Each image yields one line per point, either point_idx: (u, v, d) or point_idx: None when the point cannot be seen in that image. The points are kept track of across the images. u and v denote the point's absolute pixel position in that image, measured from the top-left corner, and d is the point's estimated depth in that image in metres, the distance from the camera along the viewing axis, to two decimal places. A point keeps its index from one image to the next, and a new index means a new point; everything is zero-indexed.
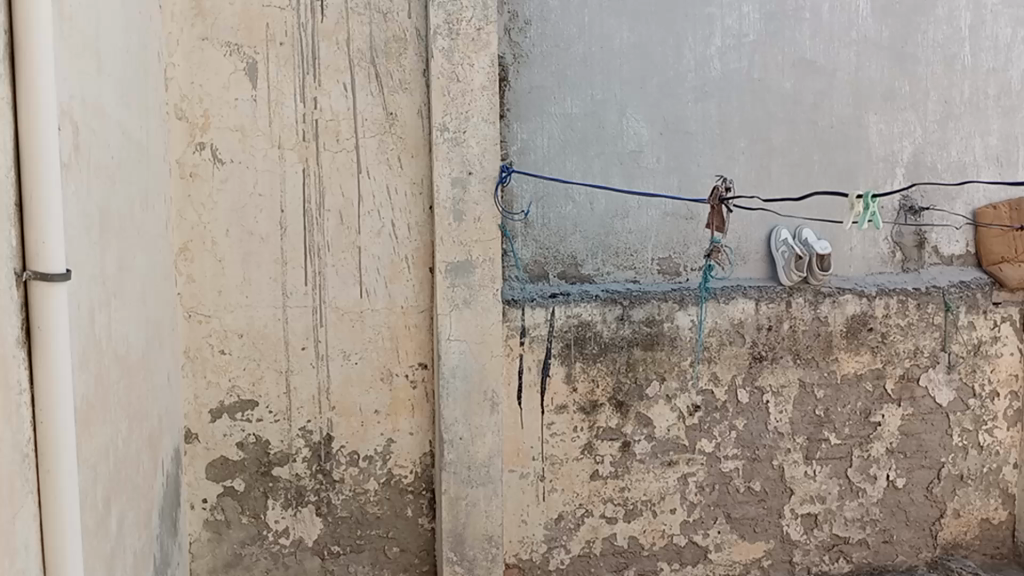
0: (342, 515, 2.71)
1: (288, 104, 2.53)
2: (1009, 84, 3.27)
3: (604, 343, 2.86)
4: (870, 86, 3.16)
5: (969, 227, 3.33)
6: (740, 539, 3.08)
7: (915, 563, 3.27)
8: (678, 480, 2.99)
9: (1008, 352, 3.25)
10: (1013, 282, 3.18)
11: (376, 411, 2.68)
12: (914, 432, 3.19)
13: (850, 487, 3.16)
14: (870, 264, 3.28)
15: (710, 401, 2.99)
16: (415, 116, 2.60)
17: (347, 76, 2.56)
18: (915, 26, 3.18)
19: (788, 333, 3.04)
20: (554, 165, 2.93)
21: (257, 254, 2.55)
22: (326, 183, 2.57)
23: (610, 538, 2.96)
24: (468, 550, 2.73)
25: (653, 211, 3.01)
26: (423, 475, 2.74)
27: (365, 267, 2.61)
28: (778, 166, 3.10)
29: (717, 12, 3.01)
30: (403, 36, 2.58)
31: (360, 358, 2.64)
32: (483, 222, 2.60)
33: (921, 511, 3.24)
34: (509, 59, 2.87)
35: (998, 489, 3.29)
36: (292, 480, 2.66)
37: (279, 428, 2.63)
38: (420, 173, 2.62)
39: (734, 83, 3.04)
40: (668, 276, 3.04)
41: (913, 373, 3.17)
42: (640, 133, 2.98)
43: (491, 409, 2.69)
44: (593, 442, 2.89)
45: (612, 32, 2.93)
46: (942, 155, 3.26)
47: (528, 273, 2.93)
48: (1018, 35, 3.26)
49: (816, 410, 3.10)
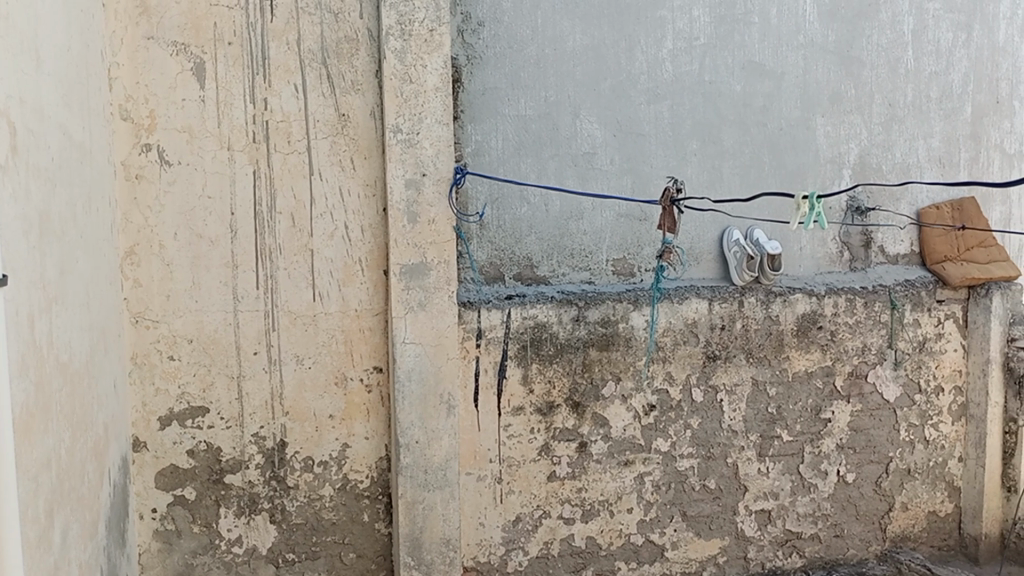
0: (297, 522, 2.67)
1: (237, 105, 2.49)
2: (950, 88, 3.37)
3: (560, 344, 2.87)
4: (818, 89, 3.23)
5: (913, 226, 3.43)
6: (695, 537, 3.12)
7: (866, 556, 3.34)
8: (634, 479, 3.01)
9: (952, 348, 3.36)
10: (956, 280, 3.29)
11: (330, 415, 2.64)
12: (863, 428, 3.26)
13: (802, 483, 3.22)
14: (819, 263, 3.34)
15: (665, 400, 3.01)
16: (368, 117, 2.58)
17: (298, 76, 2.52)
18: (860, 31, 3.25)
19: (740, 332, 3.08)
20: (508, 166, 2.93)
21: (207, 258, 2.50)
22: (278, 185, 2.53)
23: (568, 539, 2.96)
24: (426, 554, 2.71)
25: (607, 213, 3.03)
26: (378, 479, 2.72)
27: (318, 270, 2.58)
28: (729, 168, 3.15)
29: (668, 16, 3.03)
30: (355, 36, 2.55)
31: (314, 362, 2.61)
32: (437, 224, 2.59)
33: (871, 505, 3.31)
34: (462, 60, 2.85)
35: (944, 482, 3.40)
36: (245, 487, 2.61)
37: (231, 435, 2.58)
38: (373, 175, 2.60)
39: (685, 85, 3.07)
40: (623, 276, 3.06)
41: (861, 369, 3.24)
42: (594, 135, 3.00)
43: (447, 411, 2.68)
44: (550, 443, 2.89)
45: (565, 34, 2.94)
46: (887, 157, 3.34)
47: (484, 275, 2.92)
48: (958, 40, 3.37)
49: (769, 408, 3.15)
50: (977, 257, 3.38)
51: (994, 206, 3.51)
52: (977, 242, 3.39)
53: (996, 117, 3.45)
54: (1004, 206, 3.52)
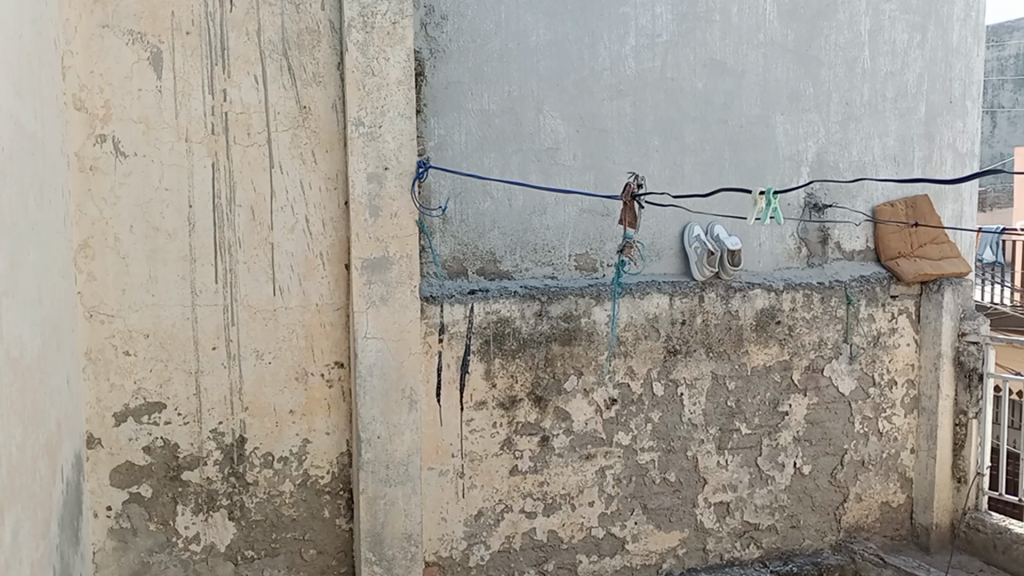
0: (256, 519, 2.64)
1: (196, 96, 2.44)
2: (905, 87, 3.46)
3: (523, 338, 2.87)
4: (778, 88, 3.27)
5: (868, 223, 3.52)
6: (656, 530, 3.15)
7: (821, 546, 3.42)
8: (596, 473, 3.03)
9: (905, 343, 3.49)
10: (909, 276, 3.41)
11: (290, 411, 2.62)
12: (819, 421, 3.35)
13: (760, 475, 3.29)
14: (778, 259, 3.39)
15: (627, 394, 3.04)
16: (329, 110, 2.56)
17: (258, 67, 2.49)
18: (819, 30, 3.31)
19: (700, 327, 3.13)
20: (471, 160, 2.90)
21: (164, 251, 2.46)
22: (237, 177, 2.50)
23: (530, 532, 2.97)
24: (387, 549, 2.69)
25: (570, 208, 3.04)
26: (340, 474, 2.71)
27: (278, 263, 2.55)
28: (691, 164, 3.19)
29: (631, 12, 3.04)
30: (317, 28, 2.53)
31: (273, 357, 2.58)
32: (400, 218, 2.58)
33: (826, 496, 3.40)
34: (426, 53, 2.80)
35: (896, 473, 3.52)
36: (203, 484, 2.57)
37: (189, 431, 2.54)
38: (335, 169, 2.58)
39: (648, 82, 3.09)
40: (585, 272, 3.08)
41: (818, 363, 3.33)
42: (557, 130, 2.99)
43: (409, 406, 2.67)
44: (513, 437, 2.90)
45: (529, 29, 2.92)
46: (843, 155, 3.41)
47: (447, 269, 2.89)
48: (913, 41, 3.45)
49: (728, 401, 3.20)
50: (928, 254, 3.51)
51: (947, 203, 3.61)
52: (929, 240, 3.52)
53: (948, 116, 3.56)
54: (956, 204, 3.62)
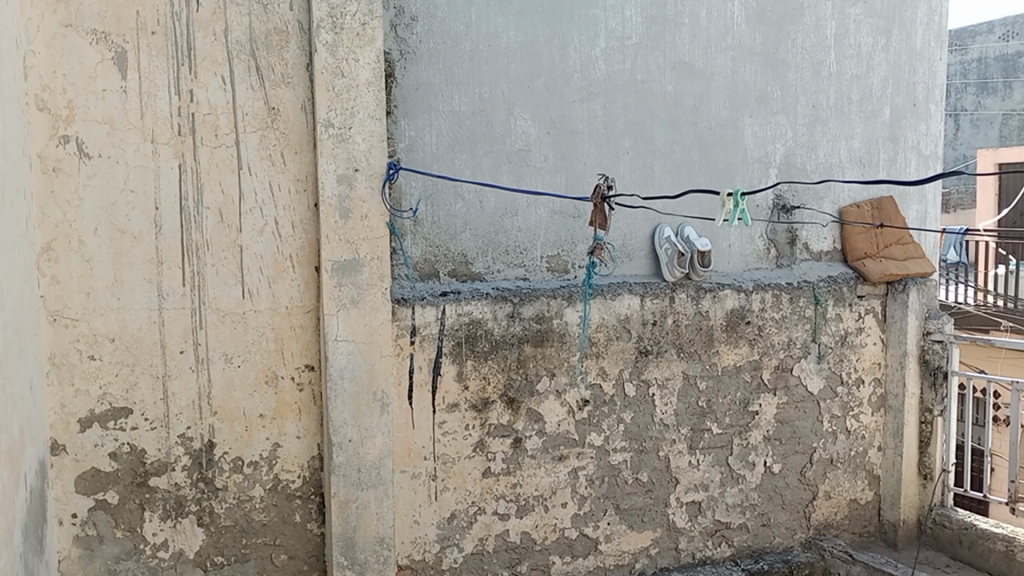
0: (226, 524, 2.61)
1: (162, 96, 2.41)
2: (870, 90, 3.52)
3: (495, 340, 2.87)
4: (746, 91, 3.31)
5: (835, 224, 3.57)
6: (628, 530, 3.16)
7: (791, 543, 3.46)
8: (568, 473, 3.03)
9: (871, 342, 3.55)
10: (875, 277, 3.48)
11: (260, 415, 2.60)
12: (788, 420, 3.40)
13: (731, 474, 3.32)
14: (747, 260, 3.42)
15: (599, 395, 3.05)
16: (298, 111, 2.54)
17: (226, 68, 2.46)
18: (786, 34, 3.35)
19: (671, 327, 3.16)
20: (442, 162, 2.88)
21: (130, 254, 2.42)
22: (205, 179, 2.47)
23: (503, 534, 2.96)
24: (359, 553, 2.66)
25: (541, 210, 3.04)
26: (311, 478, 2.68)
27: (247, 266, 2.53)
28: (661, 166, 3.21)
29: (601, 15, 3.05)
30: (285, 28, 2.51)
31: (242, 361, 2.56)
32: (370, 220, 2.57)
33: (795, 494, 3.44)
34: (395, 55, 2.78)
35: (864, 471, 3.58)
36: (171, 490, 2.54)
37: (156, 437, 2.50)
38: (305, 170, 2.56)
39: (618, 85, 3.10)
40: (557, 273, 3.08)
41: (787, 363, 3.38)
42: (528, 132, 2.99)
43: (380, 409, 2.65)
44: (485, 439, 2.89)
45: (499, 31, 2.91)
46: (810, 157, 3.46)
47: (418, 271, 2.87)
48: (877, 45, 3.51)
49: (699, 401, 3.23)
50: (894, 254, 3.57)
51: (911, 205, 3.67)
52: (895, 241, 3.58)
53: (912, 119, 3.62)
54: (921, 205, 3.69)
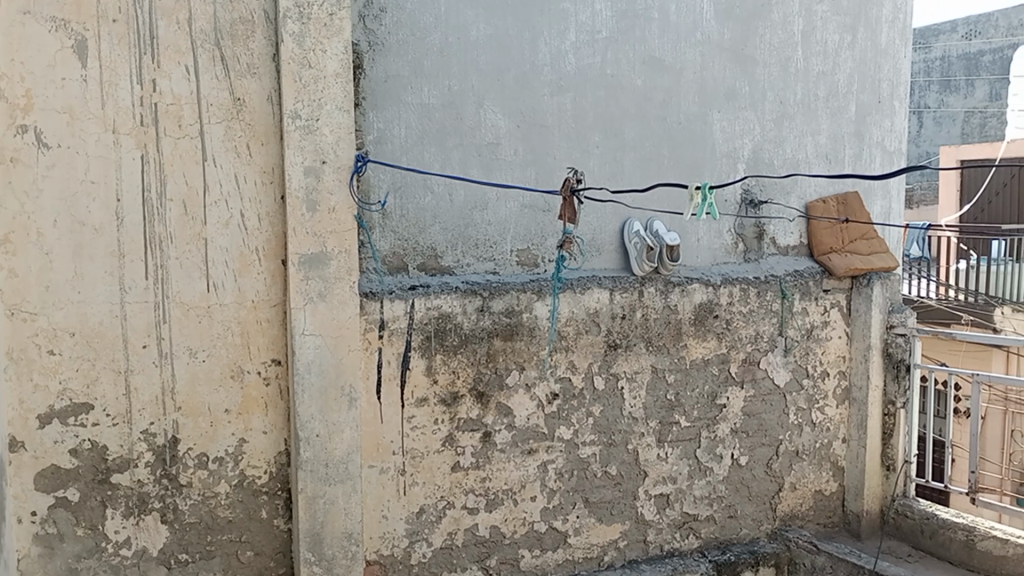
0: (190, 521, 2.57)
1: (123, 86, 2.36)
2: (836, 87, 3.56)
3: (464, 334, 2.86)
4: (715, 86, 3.33)
5: (802, 219, 3.61)
6: (597, 523, 3.18)
7: (757, 534, 3.51)
8: (537, 467, 3.04)
9: (836, 336, 3.62)
10: (841, 271, 3.54)
11: (226, 410, 2.56)
12: (755, 413, 3.44)
13: (699, 467, 3.35)
14: (716, 255, 3.44)
15: (568, 388, 3.06)
16: (264, 102, 2.51)
17: (190, 57, 2.42)
18: (754, 30, 3.37)
19: (640, 321, 3.18)
20: (411, 155, 2.84)
21: (91, 247, 2.37)
22: (168, 170, 2.42)
23: (472, 529, 2.95)
24: (327, 549, 2.64)
25: (511, 203, 3.02)
26: (277, 474, 2.66)
27: (212, 259, 2.49)
28: (630, 160, 3.21)
29: (571, 8, 3.04)
30: (250, 18, 2.48)
31: (207, 356, 2.52)
32: (338, 212, 2.55)
33: (762, 486, 3.49)
34: (364, 46, 2.72)
35: (829, 462, 3.64)
36: (133, 487, 2.49)
37: (118, 433, 2.45)
38: (271, 162, 2.53)
39: (588, 78, 3.10)
40: (527, 267, 3.07)
41: (754, 356, 3.42)
42: (498, 125, 2.97)
43: (348, 404, 2.63)
44: (454, 433, 2.88)
45: (469, 23, 2.88)
46: (778, 152, 3.49)
47: (386, 265, 2.83)
48: (844, 42, 3.55)
49: (668, 394, 3.26)
50: (859, 249, 3.63)
51: (876, 200, 3.73)
52: (859, 235, 3.64)
53: (878, 116, 3.68)
54: (884, 200, 3.75)
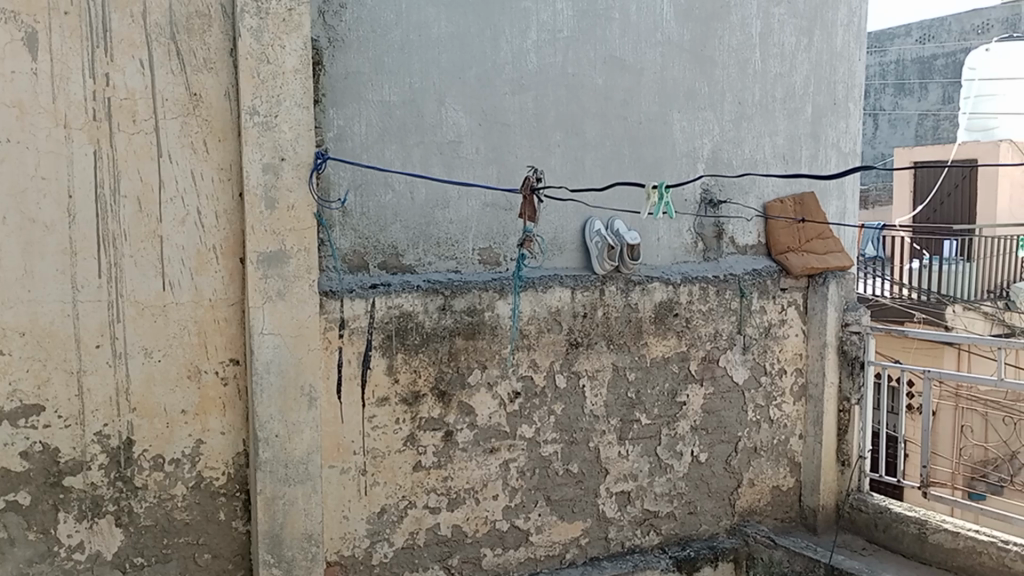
0: (146, 524, 2.52)
1: (75, 80, 2.30)
2: (793, 88, 3.62)
3: (425, 333, 2.85)
4: (675, 87, 3.36)
5: (760, 219, 3.66)
6: (559, 521, 3.19)
7: (717, 530, 3.56)
8: (499, 466, 3.04)
9: (793, 334, 3.68)
10: (798, 270, 3.60)
11: (182, 411, 2.52)
12: (714, 410, 3.48)
13: (659, 464, 3.38)
14: (676, 254, 3.47)
15: (530, 387, 3.07)
16: (222, 97, 2.48)
17: (144, 51, 2.37)
18: (713, 31, 3.41)
19: (601, 319, 3.20)
20: (372, 153, 2.82)
21: (41, 244, 2.31)
22: (122, 166, 2.37)
23: (434, 528, 2.94)
24: (286, 551, 2.61)
25: (473, 202, 3.01)
26: (236, 475, 2.63)
27: (168, 257, 2.45)
28: (591, 160, 3.23)
29: (532, 7, 3.05)
30: (207, 12, 2.44)
31: (163, 356, 2.47)
32: (297, 210, 2.53)
33: (721, 483, 3.54)
34: (323, 42, 2.69)
35: (786, 458, 3.71)
36: (87, 490, 2.44)
37: (71, 435, 2.39)
38: (228, 159, 2.50)
39: (550, 77, 3.11)
40: (488, 266, 3.07)
41: (713, 354, 3.47)
42: (460, 123, 2.96)
43: (308, 404, 2.61)
44: (415, 433, 2.87)
45: (430, 20, 2.87)
46: (737, 153, 3.54)
47: (346, 263, 2.80)
48: (800, 44, 3.62)
49: (629, 392, 3.29)
50: (815, 248, 3.70)
51: (831, 200, 3.81)
52: (815, 235, 3.70)
53: (833, 117, 3.76)
54: (839, 201, 3.83)
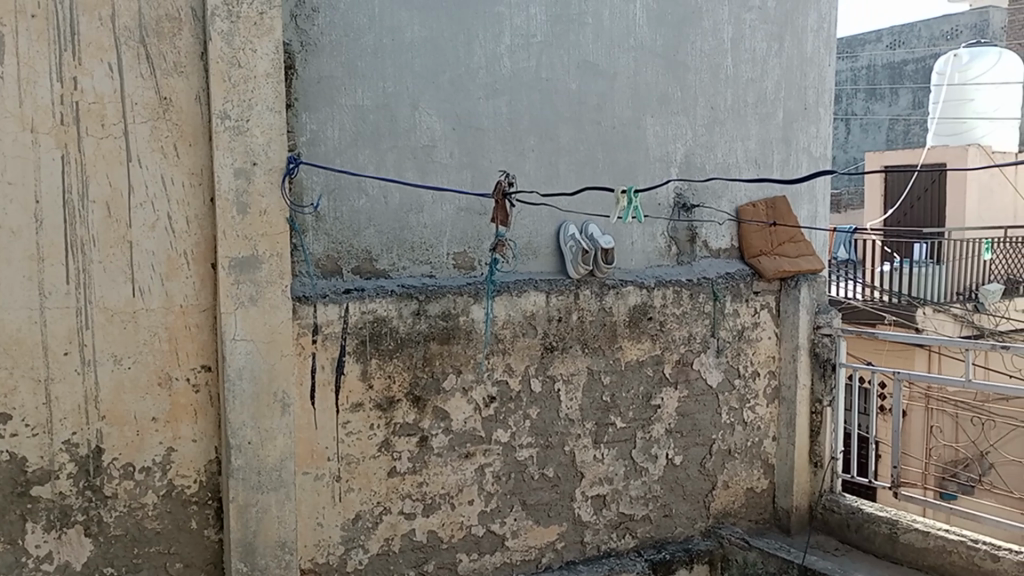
0: (116, 534, 2.49)
1: (42, 83, 2.27)
2: (765, 94, 3.66)
3: (400, 338, 2.84)
4: (648, 92, 3.39)
5: (732, 223, 3.69)
6: (535, 525, 3.19)
7: (692, 532, 3.58)
8: (474, 471, 3.03)
9: (766, 337, 3.71)
10: (770, 273, 3.63)
11: (153, 418, 2.49)
12: (689, 413, 3.50)
13: (634, 467, 3.40)
14: (650, 257, 3.49)
15: (505, 391, 3.07)
16: (192, 101, 2.45)
17: (113, 54, 2.34)
18: (686, 37, 3.44)
19: (576, 323, 3.21)
20: (345, 157, 2.81)
21: (7, 250, 2.27)
22: (90, 171, 2.34)
23: (409, 534, 2.93)
24: (260, 559, 2.59)
25: (447, 206, 3.01)
26: (208, 483, 2.60)
27: (137, 263, 2.42)
28: (566, 164, 3.24)
29: (505, 12, 3.05)
30: (177, 15, 2.42)
31: (133, 363, 2.44)
32: (269, 215, 2.51)
33: (695, 485, 3.56)
34: (296, 46, 2.67)
35: (760, 460, 3.74)
36: (55, 499, 2.40)
37: (38, 443, 2.35)
38: (199, 163, 2.48)
39: (524, 82, 3.11)
40: (463, 270, 3.06)
41: (687, 357, 3.49)
42: (434, 128, 2.96)
43: (282, 410, 2.59)
44: (390, 438, 2.85)
45: (403, 25, 2.86)
46: (709, 157, 3.57)
47: (320, 268, 2.78)
48: (771, 50, 3.66)
49: (604, 396, 3.30)
50: (787, 252, 3.74)
51: (803, 204, 3.85)
52: (787, 239, 3.74)
53: (803, 122, 3.80)
54: (810, 205, 3.87)
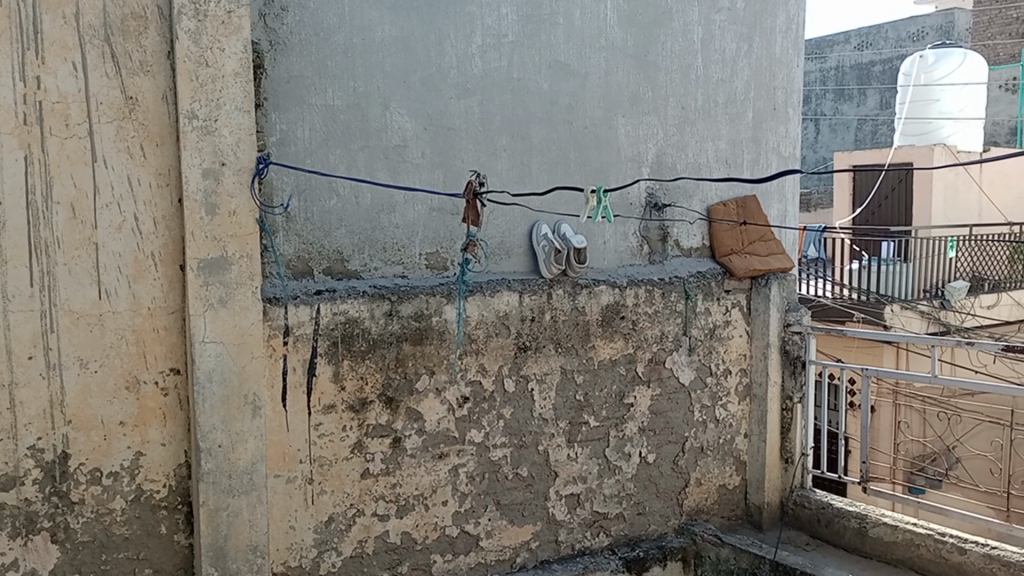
0: (83, 540, 2.45)
1: (4, 82, 2.23)
2: (734, 94, 3.69)
3: (372, 339, 2.83)
4: (619, 92, 3.40)
5: (703, 222, 3.72)
6: (509, 524, 3.19)
7: (665, 530, 3.60)
8: (448, 471, 3.02)
9: (737, 335, 3.74)
10: (740, 272, 3.66)
11: (120, 423, 2.45)
12: (661, 411, 3.52)
13: (608, 466, 3.41)
14: (622, 257, 3.50)
15: (478, 392, 3.06)
16: (159, 101, 2.42)
17: (77, 53, 2.31)
18: (656, 37, 3.46)
19: (549, 323, 3.22)
20: (316, 157, 2.79)
21: None
22: (54, 172, 2.30)
23: (383, 535, 2.92)
24: (231, 563, 2.56)
25: (419, 206, 3.00)
26: (177, 487, 2.57)
27: (103, 265, 2.38)
28: (538, 164, 3.25)
29: (476, 12, 3.05)
30: (142, 14, 2.39)
31: (99, 366, 2.40)
32: (238, 215, 2.49)
33: (669, 483, 3.58)
34: (265, 46, 2.65)
35: (732, 457, 3.77)
36: (20, 506, 2.35)
37: (2, 449, 2.30)
38: (166, 164, 2.44)
39: (495, 82, 3.11)
40: (436, 270, 3.05)
41: (660, 356, 3.51)
42: (405, 128, 2.94)
43: (253, 412, 2.56)
44: (363, 440, 2.84)
45: (373, 24, 2.85)
46: (680, 157, 3.59)
47: (290, 269, 2.76)
48: (741, 50, 3.69)
49: (577, 395, 3.30)
50: (757, 250, 3.77)
51: (772, 203, 3.89)
52: (758, 237, 3.77)
53: (773, 122, 3.84)
54: (780, 204, 3.91)
